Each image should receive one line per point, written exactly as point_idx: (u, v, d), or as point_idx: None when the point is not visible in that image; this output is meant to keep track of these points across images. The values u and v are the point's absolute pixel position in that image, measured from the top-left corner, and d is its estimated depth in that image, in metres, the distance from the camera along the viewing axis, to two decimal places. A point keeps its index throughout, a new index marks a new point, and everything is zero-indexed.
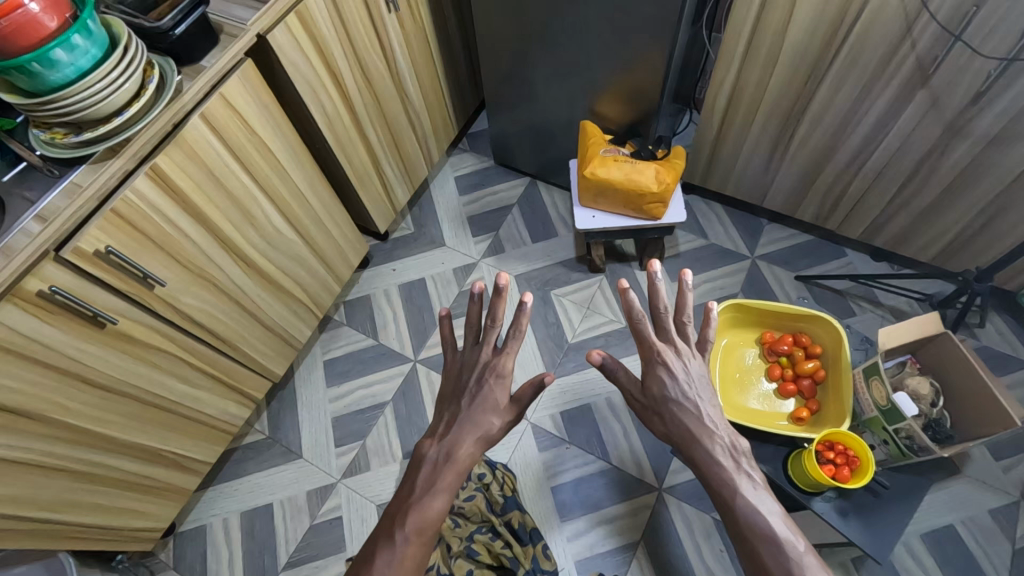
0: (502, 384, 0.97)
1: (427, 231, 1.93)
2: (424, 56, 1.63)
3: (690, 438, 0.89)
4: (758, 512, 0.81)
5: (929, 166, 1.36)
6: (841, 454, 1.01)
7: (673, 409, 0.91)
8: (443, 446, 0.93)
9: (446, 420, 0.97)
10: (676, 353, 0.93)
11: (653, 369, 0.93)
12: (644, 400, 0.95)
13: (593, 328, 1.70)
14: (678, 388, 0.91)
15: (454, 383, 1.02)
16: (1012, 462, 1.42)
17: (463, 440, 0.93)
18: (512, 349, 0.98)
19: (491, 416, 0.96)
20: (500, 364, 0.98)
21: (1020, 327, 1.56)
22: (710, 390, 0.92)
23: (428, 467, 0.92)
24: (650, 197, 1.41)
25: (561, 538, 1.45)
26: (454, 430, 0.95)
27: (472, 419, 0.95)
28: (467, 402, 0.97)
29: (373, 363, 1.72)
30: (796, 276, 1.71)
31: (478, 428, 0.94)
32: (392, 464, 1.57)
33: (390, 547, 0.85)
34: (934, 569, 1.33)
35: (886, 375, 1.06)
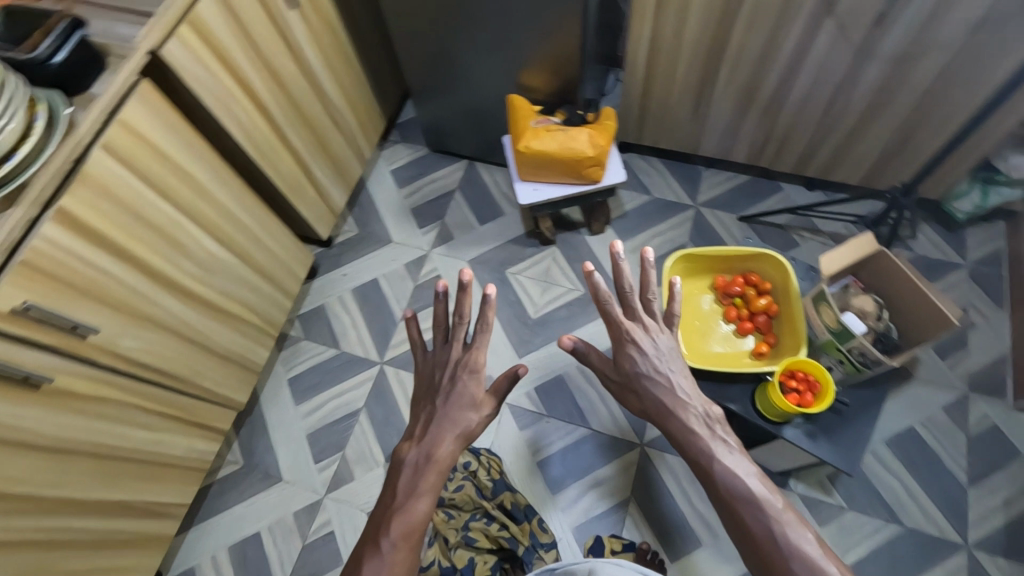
0: (476, 378, 1.00)
1: (372, 230, 1.88)
2: (337, 50, 1.56)
3: (666, 411, 0.94)
4: (736, 476, 0.86)
5: (846, 92, 1.41)
6: (803, 381, 1.05)
7: (647, 385, 0.96)
8: (422, 446, 0.94)
9: (423, 421, 0.99)
10: (644, 330, 0.97)
11: (624, 348, 0.97)
12: (618, 377, 1.00)
13: (553, 299, 1.71)
14: (650, 365, 0.96)
15: (428, 383, 1.04)
16: (956, 358, 1.52)
17: (444, 439, 0.95)
18: (483, 343, 1.02)
19: (469, 412, 0.98)
20: (474, 360, 1.01)
21: (947, 232, 1.66)
22: (679, 361, 0.97)
23: (409, 468, 0.92)
24: (587, 161, 1.40)
25: (555, 509, 1.47)
26: (431, 431, 0.96)
27: (450, 418, 0.97)
28: (443, 400, 0.99)
29: (339, 372, 1.68)
30: (740, 218, 1.76)
31: (456, 425, 0.96)
32: (377, 468, 1.54)
33: (378, 555, 0.83)
34: (902, 471, 1.42)
35: (833, 299, 1.10)
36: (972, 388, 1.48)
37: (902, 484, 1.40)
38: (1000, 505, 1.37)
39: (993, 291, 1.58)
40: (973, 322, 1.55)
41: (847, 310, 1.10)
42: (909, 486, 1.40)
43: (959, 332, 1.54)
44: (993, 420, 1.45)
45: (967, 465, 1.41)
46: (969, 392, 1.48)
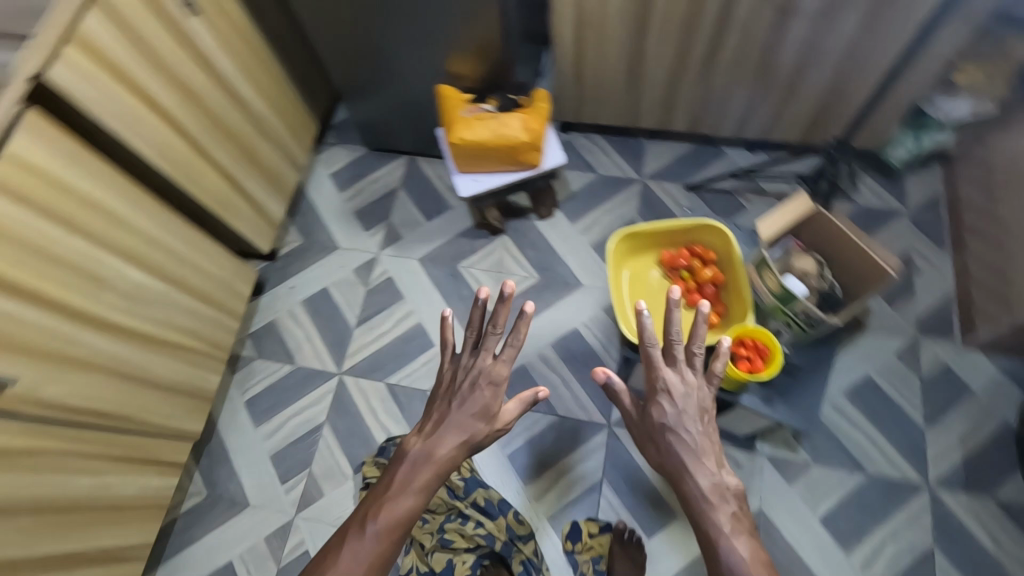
0: (493, 390, 1.02)
1: (317, 238, 1.82)
2: (253, 54, 1.49)
3: (682, 470, 0.94)
4: (740, 561, 0.87)
5: (774, 51, 1.40)
6: (751, 348, 1.05)
7: (671, 439, 0.95)
8: (427, 442, 1.01)
9: (434, 417, 1.03)
10: (681, 383, 0.96)
11: (655, 397, 0.97)
12: (642, 425, 1.00)
13: (508, 289, 1.69)
14: (677, 420, 0.95)
15: (448, 382, 1.07)
16: (905, 304, 1.54)
17: (448, 443, 1.00)
18: (506, 358, 1.03)
19: (478, 423, 1.01)
20: (494, 373, 1.03)
21: (887, 181, 1.67)
22: (707, 422, 0.97)
23: (412, 462, 0.99)
24: (524, 147, 1.37)
25: (530, 500, 1.46)
26: (438, 430, 1.02)
27: (459, 427, 1.01)
28: (456, 405, 1.02)
29: (297, 388, 1.63)
30: (686, 187, 1.75)
31: (463, 431, 1.00)
32: (346, 482, 1.51)
33: (359, 539, 0.93)
34: (863, 420, 1.44)
35: (774, 263, 1.10)
36: (922, 331, 1.51)
37: (864, 433, 1.43)
38: (957, 442, 1.41)
39: (935, 234, 1.61)
40: (918, 267, 1.58)
41: (788, 273, 1.10)
42: (871, 435, 1.43)
43: (905, 278, 1.57)
44: (944, 361, 1.48)
45: (923, 407, 1.45)
46: (919, 335, 1.51)
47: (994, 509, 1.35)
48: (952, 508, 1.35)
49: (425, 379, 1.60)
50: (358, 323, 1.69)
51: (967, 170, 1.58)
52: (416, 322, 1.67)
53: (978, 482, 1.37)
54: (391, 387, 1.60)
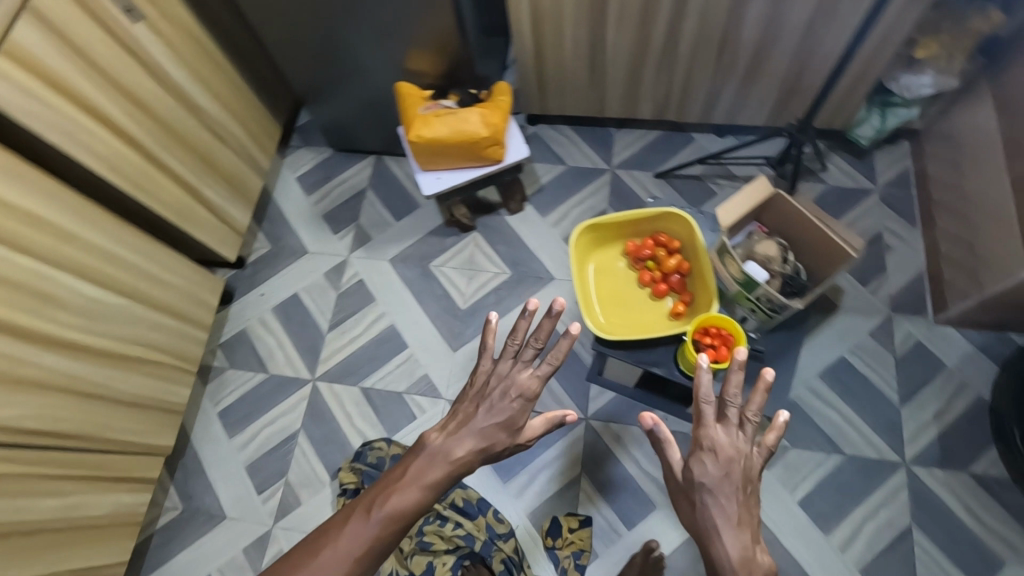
0: (521, 405, 0.94)
1: (285, 243, 1.79)
2: (205, 59, 1.45)
3: (715, 535, 0.83)
4: None
5: (733, 35, 1.38)
6: (716, 335, 1.05)
7: (708, 501, 0.85)
8: (448, 437, 0.94)
9: (461, 414, 0.96)
10: (729, 445, 0.87)
11: (699, 452, 0.87)
12: (678, 481, 0.90)
13: (480, 286, 1.67)
14: (718, 482, 0.85)
15: (477, 386, 0.99)
16: (877, 283, 1.54)
17: (469, 445, 0.92)
18: (544, 372, 0.96)
19: (500, 433, 0.94)
20: (527, 385, 0.95)
21: (856, 160, 1.67)
22: (749, 494, 0.86)
23: (427, 456, 0.92)
24: (484, 142, 1.34)
25: (509, 498, 1.45)
26: (460, 430, 0.94)
27: (483, 431, 0.93)
28: (482, 408, 0.95)
29: (271, 397, 1.61)
30: (656, 175, 1.73)
31: (484, 438, 0.93)
32: (323, 489, 1.49)
33: (361, 524, 0.86)
34: (838, 401, 1.44)
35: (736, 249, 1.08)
36: (894, 309, 1.51)
37: (840, 414, 1.43)
38: (932, 419, 1.41)
39: (905, 211, 1.61)
40: (889, 245, 1.57)
41: (752, 259, 1.08)
42: (846, 415, 1.43)
43: (876, 257, 1.56)
44: (917, 338, 1.48)
45: (898, 385, 1.44)
46: (892, 313, 1.51)
47: (970, 483, 1.35)
48: (929, 485, 1.35)
49: (399, 381, 1.59)
50: (330, 328, 1.67)
51: (933, 145, 1.57)
52: (389, 323, 1.65)
53: (954, 457, 1.37)
54: (365, 391, 1.58)
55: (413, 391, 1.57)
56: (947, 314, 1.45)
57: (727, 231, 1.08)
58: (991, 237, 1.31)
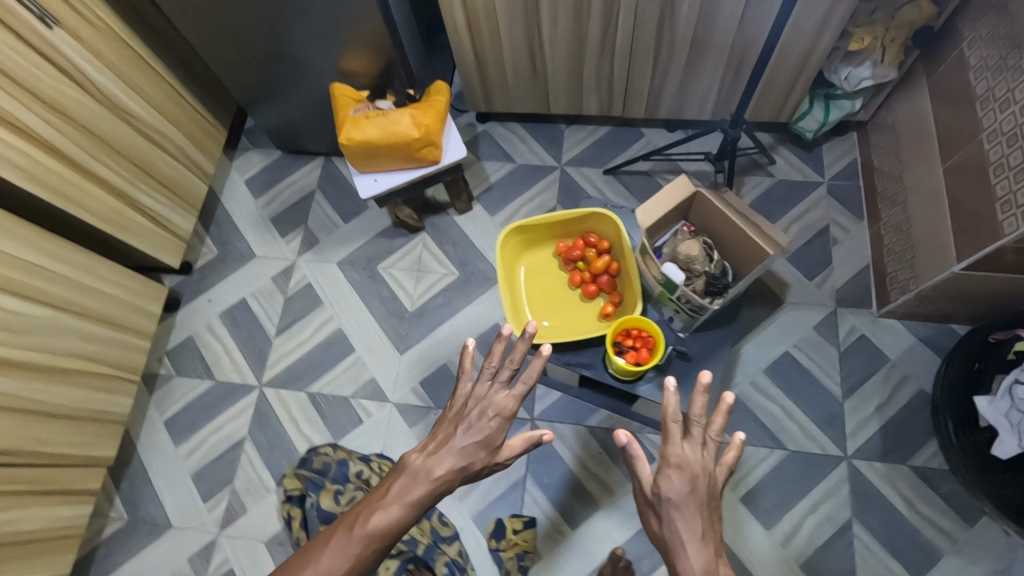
0: (499, 423, 0.90)
1: (233, 248, 1.77)
2: (135, 63, 1.43)
3: (683, 547, 0.87)
4: None
5: (668, 30, 1.36)
6: (637, 337, 1.05)
7: (676, 515, 0.89)
8: (428, 456, 0.89)
9: (440, 433, 0.92)
10: (693, 460, 0.92)
11: (666, 467, 0.92)
12: (646, 496, 0.94)
13: (428, 287, 1.65)
14: (685, 497, 0.89)
15: (458, 406, 0.95)
16: (823, 276, 1.53)
17: (450, 462, 0.88)
18: (519, 390, 0.92)
19: (480, 452, 0.89)
20: (505, 403, 0.91)
21: (805, 152, 1.65)
22: (712, 507, 0.91)
23: (407, 476, 0.88)
24: (416, 144, 1.32)
25: (454, 501, 1.44)
26: (441, 449, 0.90)
27: (463, 449, 0.89)
28: (462, 427, 0.91)
29: (217, 405, 1.59)
30: (604, 171, 1.71)
31: (463, 457, 0.88)
32: (268, 496, 1.48)
33: (343, 542, 0.83)
34: (781, 396, 1.44)
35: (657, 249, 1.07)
36: (839, 303, 1.51)
37: (783, 409, 1.43)
38: (874, 412, 1.41)
39: (852, 204, 1.60)
40: (835, 238, 1.57)
41: (675, 260, 1.07)
42: (790, 410, 1.43)
43: (822, 251, 1.56)
44: (861, 331, 1.48)
45: (841, 379, 1.44)
46: (837, 307, 1.50)
47: (909, 475, 1.35)
48: (869, 478, 1.36)
49: (346, 385, 1.57)
50: (277, 333, 1.65)
51: (878, 136, 1.56)
52: (336, 327, 1.64)
53: (894, 450, 1.37)
54: (312, 396, 1.57)
55: (359, 395, 1.56)
56: (890, 307, 1.44)
57: (647, 232, 1.07)
58: (928, 230, 1.31)
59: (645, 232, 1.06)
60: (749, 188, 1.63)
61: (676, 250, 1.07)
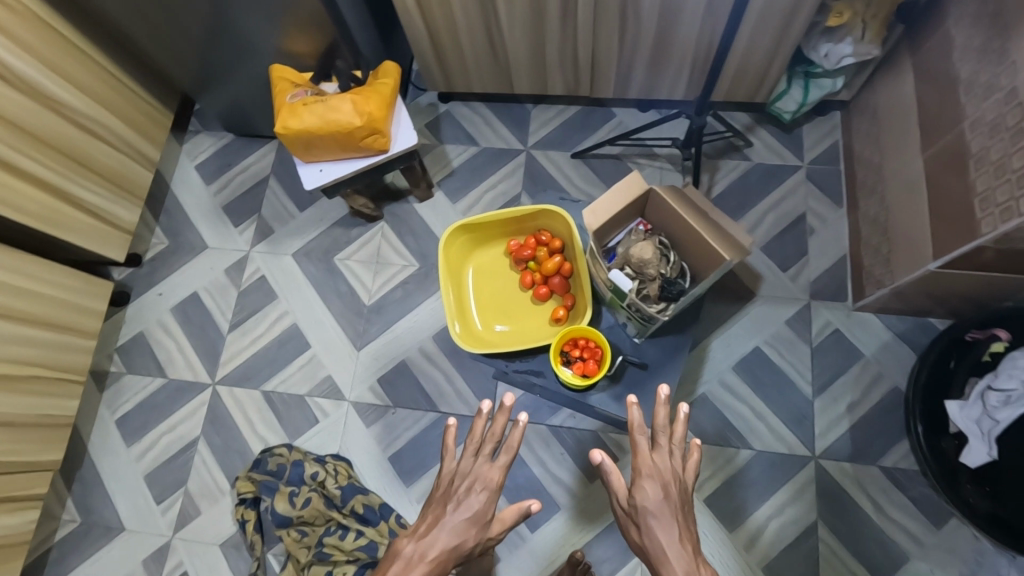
0: (487, 497, 0.94)
1: (184, 239, 1.69)
2: (62, 46, 1.31)
3: (667, 554, 0.85)
4: None
5: (634, 7, 1.25)
6: (586, 348, 1.05)
7: (655, 522, 0.87)
8: (420, 542, 0.91)
9: (430, 516, 0.94)
10: (663, 466, 0.92)
11: (640, 477, 0.91)
12: (624, 508, 0.92)
13: (387, 280, 1.58)
14: (660, 504, 0.88)
15: (444, 486, 0.98)
16: (798, 268, 1.46)
17: (444, 543, 0.90)
18: (502, 460, 0.97)
19: (471, 529, 0.92)
20: (491, 476, 0.95)
21: (784, 134, 1.56)
22: (687, 511, 0.90)
23: (401, 560, 0.90)
24: (359, 132, 1.23)
25: (412, 503, 1.41)
26: (431, 529, 0.92)
27: (454, 528, 0.92)
28: (452, 508, 0.93)
29: (170, 404, 1.54)
30: (572, 155, 1.61)
31: (456, 535, 0.91)
32: (223, 499, 1.45)
33: None
34: (750, 394, 1.38)
35: (603, 253, 1.02)
36: (814, 296, 1.44)
37: (751, 409, 1.38)
38: (845, 411, 1.36)
39: (831, 189, 1.51)
40: (812, 227, 1.49)
41: (626, 264, 1.01)
42: (758, 409, 1.37)
43: (798, 241, 1.48)
44: (835, 326, 1.41)
45: (812, 376, 1.39)
46: (811, 301, 1.43)
47: (878, 477, 1.31)
48: (837, 480, 1.32)
49: (302, 384, 1.52)
50: (231, 329, 1.59)
51: (860, 118, 1.46)
52: (292, 323, 1.57)
53: (865, 451, 1.33)
54: (267, 395, 1.52)
55: (315, 393, 1.51)
56: (866, 301, 1.37)
57: (596, 235, 1.00)
58: (906, 224, 1.23)
59: (593, 234, 1.00)
60: (724, 173, 1.54)
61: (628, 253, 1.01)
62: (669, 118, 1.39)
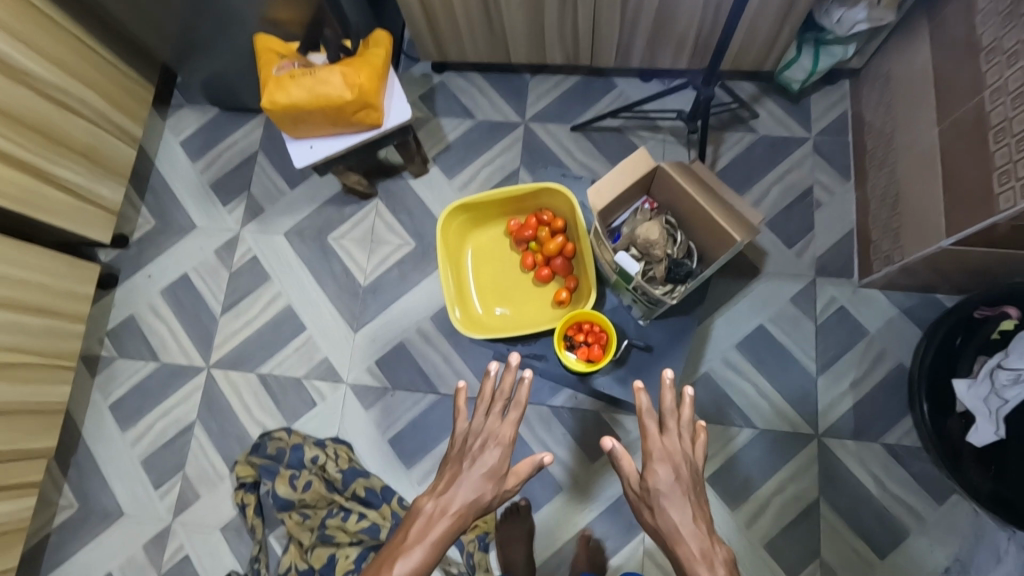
0: (502, 451, 0.98)
1: (171, 219, 1.63)
2: (29, 14, 1.24)
3: (681, 534, 0.86)
4: None
5: None
6: (591, 333, 1.02)
7: (669, 504, 0.89)
8: (439, 500, 0.96)
9: (449, 475, 0.99)
10: (673, 449, 0.93)
11: (652, 461, 0.92)
12: (637, 492, 0.93)
13: (382, 260, 1.54)
14: (672, 485, 0.90)
15: (459, 447, 1.03)
16: (804, 244, 1.42)
17: (463, 499, 0.95)
18: (513, 416, 1.00)
19: (488, 483, 0.97)
20: (503, 431, 0.99)
21: (791, 105, 1.50)
22: (698, 491, 0.92)
23: (423, 519, 0.95)
24: (350, 107, 1.17)
25: (413, 484, 1.40)
26: (449, 487, 0.97)
27: (472, 484, 0.96)
28: (468, 465, 0.98)
29: (164, 388, 1.51)
30: (571, 128, 1.55)
31: (474, 489, 0.96)
32: (222, 482, 1.43)
33: None
34: (753, 373, 1.37)
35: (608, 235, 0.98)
36: (819, 272, 1.41)
37: (755, 387, 1.36)
38: (849, 388, 1.34)
39: (838, 162, 1.47)
40: (819, 201, 1.45)
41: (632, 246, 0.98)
42: (761, 388, 1.36)
43: (804, 216, 1.44)
44: (841, 303, 1.39)
45: (816, 354, 1.37)
46: (816, 277, 1.40)
47: (881, 453, 1.31)
48: (839, 458, 1.31)
49: (298, 366, 1.49)
50: (223, 312, 1.55)
51: (871, 88, 1.41)
52: (286, 304, 1.54)
53: (867, 428, 1.32)
54: (263, 377, 1.49)
55: (312, 376, 1.48)
56: (872, 278, 1.35)
57: (600, 217, 0.96)
58: (917, 198, 1.19)
59: (598, 215, 0.96)
60: (728, 146, 1.49)
61: (634, 234, 0.98)
62: (673, 90, 1.34)
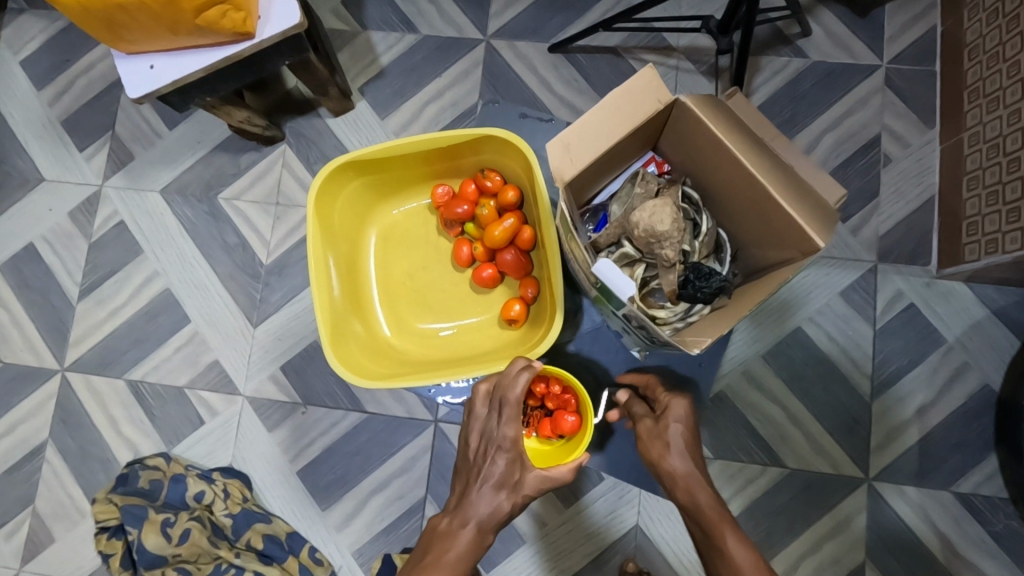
0: (514, 455, 0.73)
1: (10, 168, 1.21)
2: None
3: (697, 479, 0.75)
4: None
5: None
6: (557, 399, 0.88)
7: (682, 442, 0.78)
8: (455, 515, 0.72)
9: (461, 484, 0.75)
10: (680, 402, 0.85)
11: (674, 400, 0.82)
12: (645, 430, 0.81)
13: (291, 230, 1.14)
14: (689, 432, 0.80)
15: (463, 454, 0.78)
16: (864, 218, 1.03)
17: (479, 511, 0.71)
18: (513, 413, 0.73)
19: (505, 492, 0.72)
20: (509, 432, 0.73)
21: (856, 17, 1.07)
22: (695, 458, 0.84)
23: (440, 537, 0.71)
24: (188, 3, 0.75)
25: (328, 531, 1.06)
26: (461, 498, 0.73)
27: (486, 493, 0.72)
28: (474, 471, 0.74)
29: (7, 397, 1.15)
30: (550, 49, 1.12)
31: (492, 502, 0.71)
32: (84, 521, 1.10)
33: None
34: (784, 394, 1.01)
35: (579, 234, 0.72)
36: (884, 257, 1.02)
37: (786, 413, 1.00)
38: (913, 416, 0.99)
39: (917, 101, 1.05)
40: (887, 156, 1.04)
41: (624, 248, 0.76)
42: (796, 415, 1.00)
43: (867, 177, 1.04)
44: (910, 299, 1.01)
45: (874, 370, 1.00)
46: (878, 264, 1.02)
47: (951, 505, 0.97)
48: (896, 510, 0.98)
49: (180, 371, 1.13)
50: (82, 297, 1.16)
51: None
52: (162, 288, 1.15)
53: (934, 471, 0.98)
54: (135, 386, 1.13)
55: (198, 385, 1.12)
56: (960, 268, 0.96)
57: (568, 186, 0.68)
58: None
59: (566, 187, 0.68)
60: (766, 77, 1.06)
61: (630, 223, 0.73)
62: None
